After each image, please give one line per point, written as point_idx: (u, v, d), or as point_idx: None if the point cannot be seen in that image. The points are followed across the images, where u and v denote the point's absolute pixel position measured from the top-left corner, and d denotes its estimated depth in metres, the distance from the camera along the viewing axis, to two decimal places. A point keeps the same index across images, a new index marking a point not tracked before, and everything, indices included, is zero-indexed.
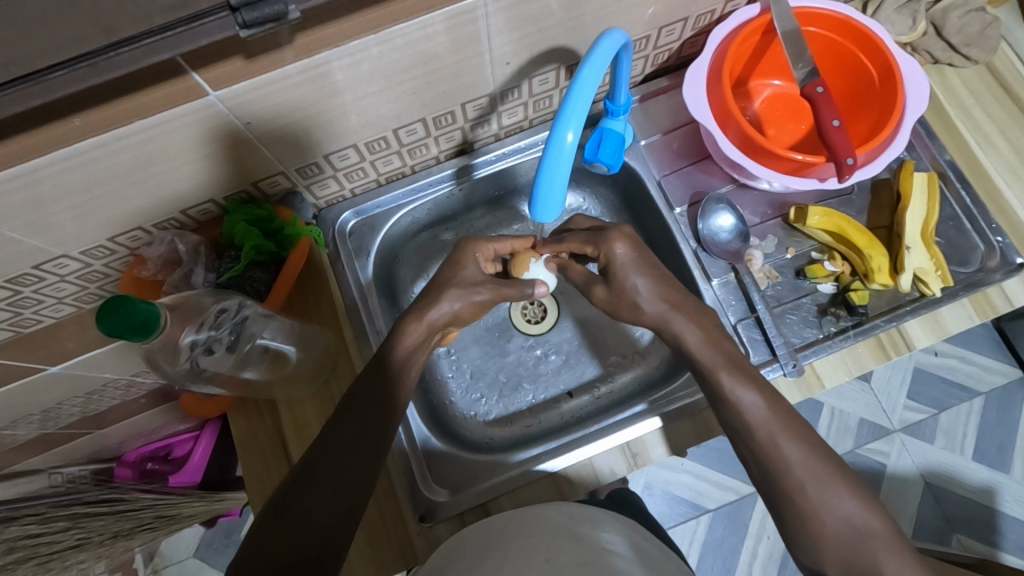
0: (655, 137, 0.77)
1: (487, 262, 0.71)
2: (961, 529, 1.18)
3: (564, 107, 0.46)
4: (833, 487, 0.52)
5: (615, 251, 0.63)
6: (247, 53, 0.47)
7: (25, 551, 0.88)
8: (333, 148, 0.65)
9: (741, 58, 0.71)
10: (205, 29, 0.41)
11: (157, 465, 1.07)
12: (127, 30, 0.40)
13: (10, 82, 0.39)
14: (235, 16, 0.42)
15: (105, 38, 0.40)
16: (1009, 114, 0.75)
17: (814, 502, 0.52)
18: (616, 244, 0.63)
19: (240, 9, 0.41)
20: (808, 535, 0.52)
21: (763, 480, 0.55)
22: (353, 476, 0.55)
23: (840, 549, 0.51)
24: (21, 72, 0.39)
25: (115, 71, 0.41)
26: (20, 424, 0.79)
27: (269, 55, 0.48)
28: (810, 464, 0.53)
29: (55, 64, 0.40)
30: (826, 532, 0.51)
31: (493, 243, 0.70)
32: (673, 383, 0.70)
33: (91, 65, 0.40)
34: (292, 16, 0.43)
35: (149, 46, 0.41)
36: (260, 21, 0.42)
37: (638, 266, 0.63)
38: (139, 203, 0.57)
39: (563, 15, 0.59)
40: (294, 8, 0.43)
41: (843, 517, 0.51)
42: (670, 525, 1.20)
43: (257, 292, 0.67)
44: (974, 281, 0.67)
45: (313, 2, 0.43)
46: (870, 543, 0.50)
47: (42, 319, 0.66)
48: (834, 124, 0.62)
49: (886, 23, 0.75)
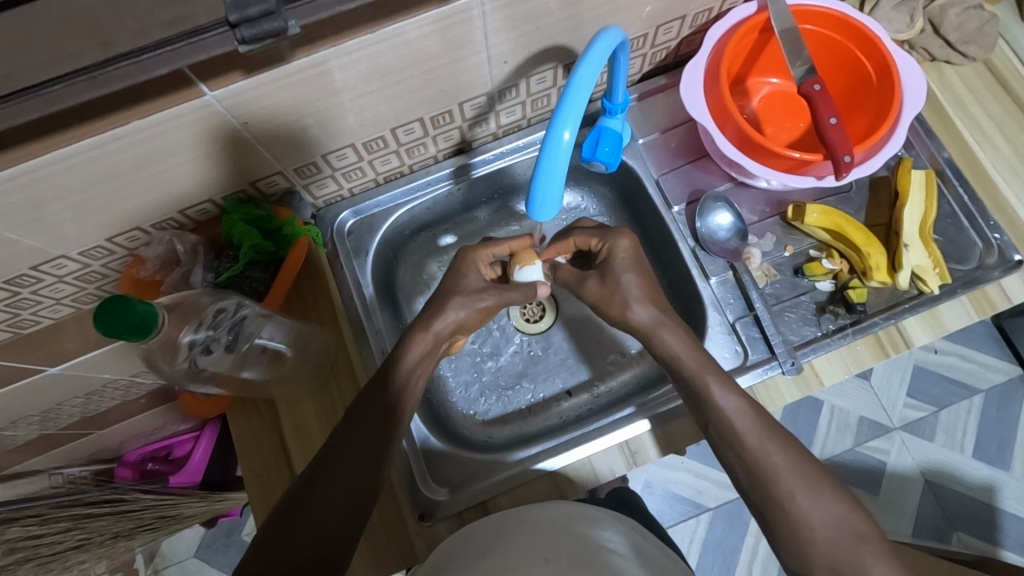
0: (654, 135, 0.77)
1: (487, 268, 0.71)
2: (962, 526, 1.18)
3: (561, 106, 0.46)
4: (819, 492, 0.53)
5: (619, 246, 0.66)
6: (246, 68, 0.49)
7: (25, 552, 0.88)
8: (331, 148, 0.65)
9: (739, 56, 0.71)
10: (205, 44, 0.41)
11: (157, 465, 1.07)
12: (124, 45, 0.40)
13: (7, 96, 0.39)
14: (233, 32, 0.41)
15: (102, 53, 0.40)
16: (1008, 111, 0.74)
17: (807, 501, 0.52)
18: (621, 240, 0.66)
19: (238, 25, 0.41)
20: (798, 544, 0.52)
21: (756, 479, 0.55)
22: (351, 476, 0.55)
23: (826, 554, 0.51)
24: (18, 86, 0.39)
25: (111, 86, 0.40)
26: (19, 425, 0.79)
27: (270, 69, 0.50)
28: (798, 470, 0.54)
29: (57, 77, 0.40)
30: (815, 539, 0.51)
31: (490, 248, 0.70)
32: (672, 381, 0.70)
33: (89, 79, 0.40)
34: (292, 32, 0.42)
35: (148, 60, 0.41)
36: (260, 37, 0.42)
37: (636, 264, 0.65)
38: (137, 203, 0.58)
39: (560, 13, 0.59)
40: (294, 22, 0.42)
41: (829, 522, 0.52)
42: (671, 524, 1.20)
43: (255, 291, 0.68)
44: (972, 278, 0.67)
45: (313, 16, 0.43)
46: (858, 548, 0.50)
47: (40, 320, 0.66)
48: (832, 122, 0.62)
49: (884, 21, 0.75)
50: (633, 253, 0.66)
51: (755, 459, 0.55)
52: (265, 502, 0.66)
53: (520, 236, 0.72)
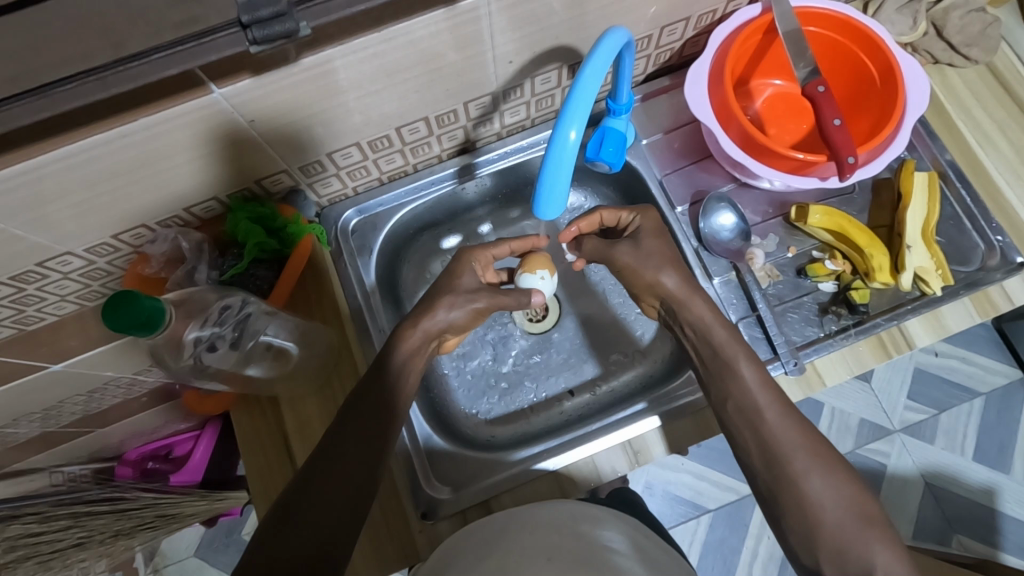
0: (657, 135, 0.77)
1: (484, 272, 0.72)
2: (962, 529, 1.18)
3: (566, 106, 0.46)
4: (827, 481, 0.53)
5: (649, 216, 0.69)
6: (255, 71, 0.49)
7: (25, 550, 0.88)
8: (336, 146, 0.65)
9: (742, 57, 0.71)
10: (215, 45, 0.41)
11: (158, 464, 1.08)
12: (135, 45, 0.41)
13: (16, 95, 0.40)
14: (245, 33, 0.42)
15: (113, 53, 0.41)
16: (1010, 113, 0.75)
17: (810, 497, 0.52)
18: (648, 212, 0.69)
19: (250, 26, 0.41)
20: (805, 527, 0.52)
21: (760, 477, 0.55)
22: (354, 473, 0.55)
23: (829, 534, 0.51)
24: (29, 85, 0.40)
25: (121, 85, 0.41)
26: (21, 423, 0.79)
27: (278, 69, 0.50)
28: (806, 455, 0.54)
29: (64, 77, 0.40)
30: (823, 521, 0.51)
31: (490, 249, 0.71)
32: (675, 380, 0.70)
33: (99, 79, 0.40)
34: (303, 33, 0.42)
35: (158, 61, 0.41)
36: (270, 38, 0.42)
37: (660, 233, 0.67)
38: (142, 201, 0.58)
39: (565, 13, 0.59)
40: (306, 24, 0.43)
41: (837, 502, 0.52)
42: (671, 525, 1.20)
43: (259, 289, 0.68)
44: (974, 280, 0.67)
45: (324, 18, 0.43)
46: (866, 534, 0.50)
47: (44, 317, 0.66)
48: (835, 123, 0.63)
49: (887, 23, 0.75)
50: (658, 223, 0.68)
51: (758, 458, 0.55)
52: (268, 499, 0.66)
53: (523, 237, 0.73)
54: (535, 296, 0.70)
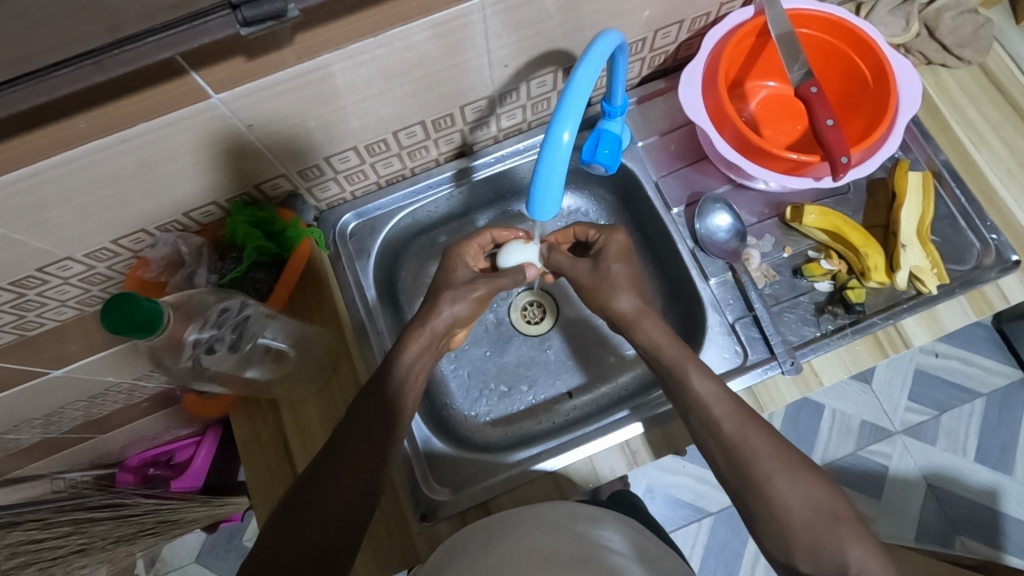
0: (653, 137, 0.78)
1: (476, 259, 0.74)
2: (965, 531, 1.17)
3: (559, 107, 0.47)
4: (804, 472, 0.53)
5: (613, 238, 0.71)
6: (249, 54, 0.47)
7: (27, 556, 0.82)
8: (334, 151, 0.66)
9: (736, 60, 0.72)
10: (208, 28, 0.41)
11: (158, 470, 1.10)
12: (132, 28, 0.39)
13: (14, 79, 0.39)
14: (236, 14, 0.41)
15: (111, 36, 0.39)
16: (1003, 114, 0.75)
17: (789, 484, 0.53)
18: (616, 233, 0.71)
19: (240, 7, 0.41)
20: (784, 519, 0.52)
21: (733, 467, 0.55)
22: (353, 476, 0.55)
23: (817, 520, 0.51)
24: (27, 69, 0.39)
25: (120, 69, 0.40)
26: (23, 429, 0.79)
27: (269, 55, 0.49)
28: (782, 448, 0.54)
29: (61, 61, 0.39)
30: (801, 506, 0.52)
31: (474, 240, 0.73)
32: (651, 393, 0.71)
33: (96, 63, 0.40)
34: (291, 14, 0.42)
35: (155, 43, 0.40)
36: (261, 18, 0.41)
37: (625, 257, 0.69)
38: (142, 207, 0.58)
39: (560, 17, 0.59)
40: (294, 5, 0.42)
41: (819, 496, 0.52)
42: (673, 528, 1.20)
43: (258, 292, 0.69)
44: (970, 278, 0.68)
45: (313, 1, 0.43)
46: (847, 522, 0.51)
47: (45, 322, 0.67)
48: (828, 123, 0.64)
49: (879, 25, 0.76)
50: (625, 246, 0.70)
51: (731, 449, 0.55)
52: (268, 500, 0.66)
53: (505, 228, 0.75)
54: (528, 269, 0.72)
